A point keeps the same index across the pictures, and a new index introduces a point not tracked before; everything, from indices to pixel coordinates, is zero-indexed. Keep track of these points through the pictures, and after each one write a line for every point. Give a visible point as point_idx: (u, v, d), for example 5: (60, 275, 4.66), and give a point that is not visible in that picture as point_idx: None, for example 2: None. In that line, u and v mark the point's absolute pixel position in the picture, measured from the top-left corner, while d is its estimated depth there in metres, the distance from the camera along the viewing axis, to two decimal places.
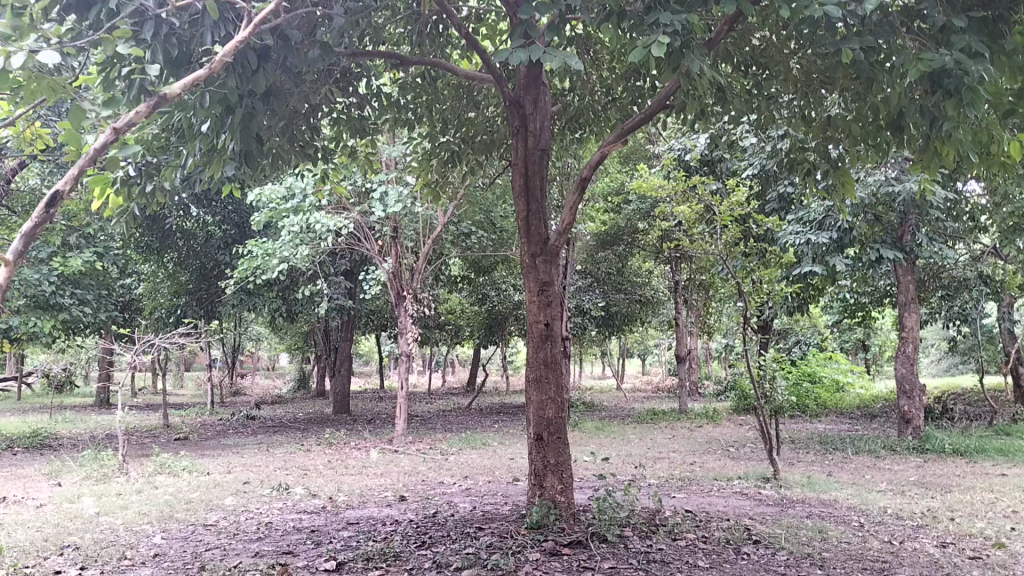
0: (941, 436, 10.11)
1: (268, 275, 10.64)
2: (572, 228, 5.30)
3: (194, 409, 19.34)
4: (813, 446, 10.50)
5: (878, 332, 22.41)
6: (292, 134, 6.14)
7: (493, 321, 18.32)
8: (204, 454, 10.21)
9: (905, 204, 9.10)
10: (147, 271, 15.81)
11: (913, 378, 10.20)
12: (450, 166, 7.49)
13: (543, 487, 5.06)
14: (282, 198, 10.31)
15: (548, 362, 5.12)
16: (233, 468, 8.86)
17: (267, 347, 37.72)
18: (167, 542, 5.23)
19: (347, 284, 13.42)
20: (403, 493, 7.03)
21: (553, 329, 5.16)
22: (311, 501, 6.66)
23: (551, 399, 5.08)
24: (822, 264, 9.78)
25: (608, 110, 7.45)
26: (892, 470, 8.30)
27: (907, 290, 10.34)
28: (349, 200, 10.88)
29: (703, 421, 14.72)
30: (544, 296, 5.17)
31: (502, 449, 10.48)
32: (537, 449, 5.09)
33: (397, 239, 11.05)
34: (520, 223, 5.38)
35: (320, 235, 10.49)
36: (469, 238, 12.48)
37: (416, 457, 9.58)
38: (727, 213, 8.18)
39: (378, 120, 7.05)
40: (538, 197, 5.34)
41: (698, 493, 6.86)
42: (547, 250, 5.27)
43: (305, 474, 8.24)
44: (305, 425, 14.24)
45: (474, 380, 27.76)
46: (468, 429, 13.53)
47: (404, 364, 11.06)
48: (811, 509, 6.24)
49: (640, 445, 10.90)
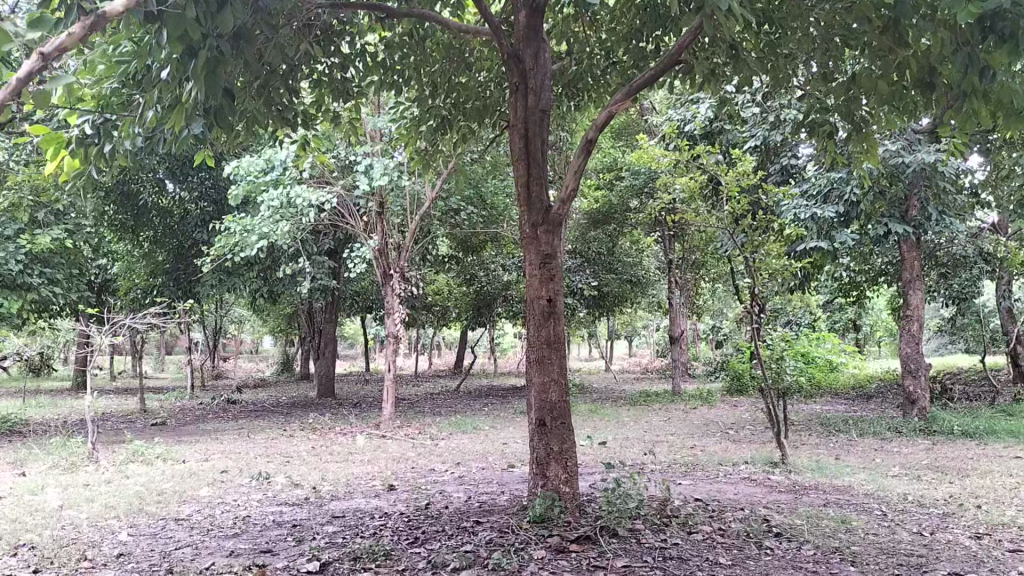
0: (948, 417, 9.79)
1: (247, 252, 10.12)
2: (576, 196, 4.85)
3: (173, 393, 18.81)
4: (816, 427, 10.16)
5: (869, 312, 22.22)
6: (269, 95, 5.64)
7: (482, 302, 17.89)
8: (181, 441, 9.76)
9: (914, 176, 8.68)
10: (123, 251, 15.25)
11: (919, 357, 9.87)
12: (439, 134, 7.07)
13: (546, 477, 4.65)
14: (261, 170, 9.78)
15: (551, 341, 4.70)
16: (210, 455, 8.41)
17: (250, 330, 37.15)
18: (133, 539, 4.78)
19: (331, 263, 12.91)
20: (393, 481, 6.60)
21: (556, 306, 4.73)
22: (293, 491, 6.23)
23: (553, 381, 4.67)
24: (827, 240, 9.38)
25: (609, 75, 6.96)
26: (903, 453, 7.96)
27: (912, 268, 9.98)
28: (331, 173, 10.38)
29: (698, 403, 14.39)
30: (545, 270, 4.75)
31: (494, 434, 10.07)
32: (539, 437, 4.68)
33: (383, 215, 10.52)
34: (520, 190, 4.92)
35: (301, 210, 9.97)
36: (458, 214, 12.02)
37: (405, 443, 9.15)
38: (735, 184, 7.69)
39: (362, 84, 6.57)
40: (540, 162, 4.89)
41: (704, 479, 6.48)
42: (549, 220, 4.82)
43: (287, 462, 7.81)
44: (288, 409, 13.79)
45: (460, 363, 27.43)
46: (458, 412, 13.13)
47: (391, 346, 10.60)
48: (827, 495, 5.87)
49: (637, 429, 10.55)
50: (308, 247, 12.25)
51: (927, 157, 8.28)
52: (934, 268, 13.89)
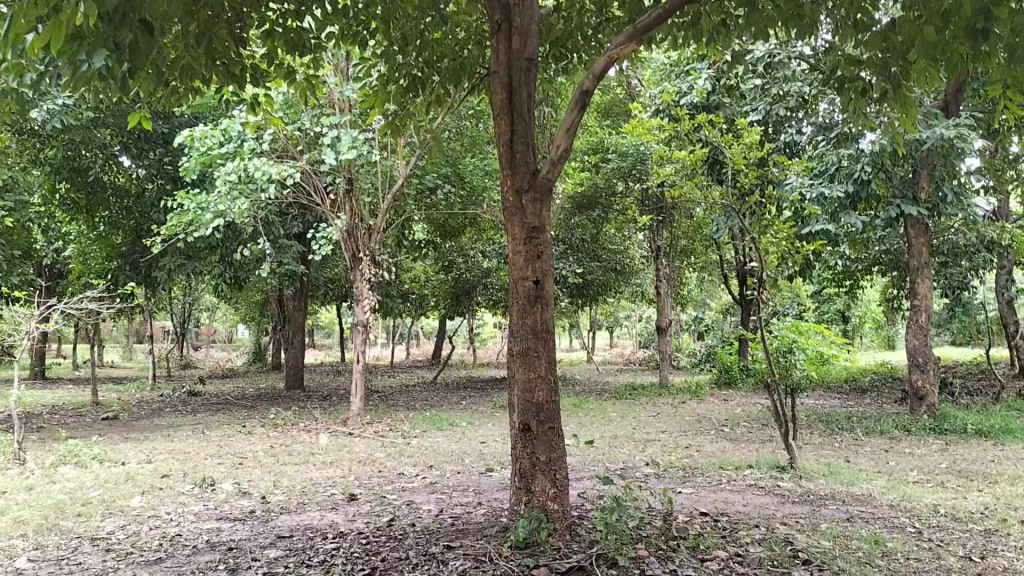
0: (959, 414, 9.11)
1: (202, 231, 9.25)
2: (569, 159, 4.08)
3: (134, 384, 17.84)
4: (816, 425, 9.47)
5: (859, 303, 21.67)
6: (210, 42, 4.82)
7: (460, 291, 17.10)
8: (126, 438, 8.91)
9: (930, 154, 7.99)
10: (79, 232, 14.33)
11: (927, 349, 9.19)
12: (410, 95, 6.15)
13: (530, 492, 3.92)
14: (217, 141, 8.90)
15: (538, 330, 3.96)
16: (154, 456, 7.57)
17: (223, 317, 36.12)
18: (33, 567, 3.97)
19: (298, 247, 12.05)
20: (354, 489, 5.81)
21: (544, 288, 3.98)
22: (239, 501, 5.42)
23: (540, 378, 3.93)
24: (834, 221, 8.64)
25: (604, 31, 6.09)
26: (917, 456, 7.27)
27: (920, 256, 9.29)
28: (295, 146, 9.54)
29: (686, 396, 13.68)
30: (532, 245, 3.99)
31: (472, 430, 9.30)
32: (523, 444, 3.93)
33: (352, 192, 9.66)
34: (501, 151, 4.14)
35: (261, 185, 9.10)
36: (434, 193, 11.16)
37: (372, 442, 8.35)
38: (740, 156, 6.88)
39: (321, 35, 5.72)
40: (525, 118, 4.11)
41: (707, 488, 5.75)
42: (536, 187, 4.05)
43: (240, 465, 7.00)
44: (252, 403, 12.94)
45: (439, 353, 26.74)
46: (432, 406, 12.32)
47: (359, 335, 9.74)
48: (849, 508, 5.16)
49: (625, 426, 9.82)
50: (272, 229, 11.38)
51: (946, 133, 7.57)
52: (936, 258, 13.32)
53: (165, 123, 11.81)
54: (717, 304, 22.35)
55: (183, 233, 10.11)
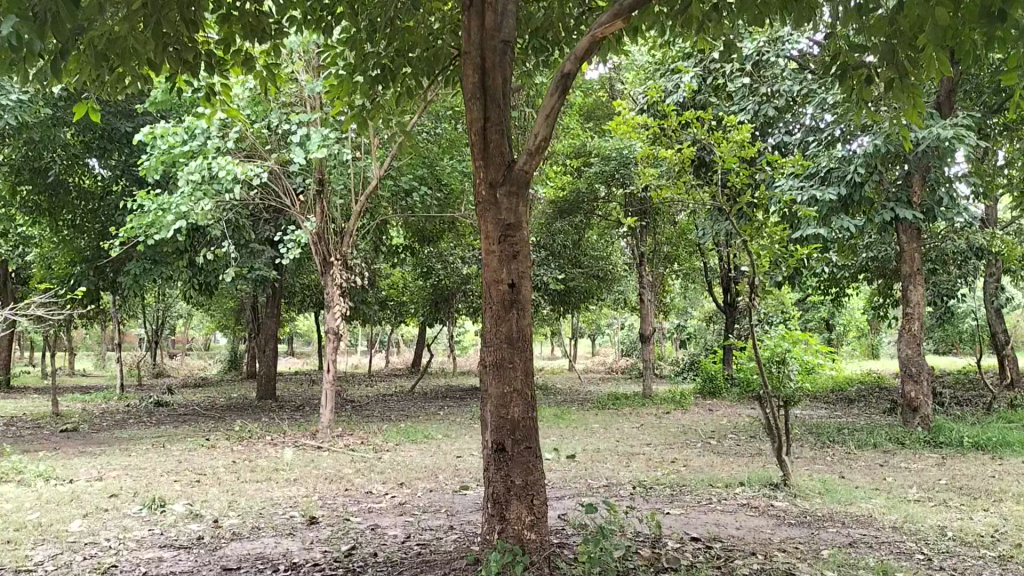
0: (955, 426, 8.79)
1: (162, 234, 8.77)
2: (549, 150, 3.68)
3: (100, 393, 17.22)
4: (807, 437, 9.11)
5: (843, 311, 21.46)
6: (156, 22, 4.35)
7: (439, 298, 16.66)
8: (80, 452, 8.40)
9: (924, 155, 7.68)
10: (42, 236, 13.77)
11: (920, 358, 8.87)
12: (380, 88, 5.64)
13: (505, 521, 3.52)
14: (180, 138, 8.45)
15: (513, 338, 3.56)
16: (107, 473, 7.07)
17: (199, 324, 35.47)
18: None
19: (270, 252, 11.59)
20: (316, 511, 5.36)
21: (520, 292, 3.59)
22: (189, 525, 4.95)
23: (517, 392, 3.53)
24: (826, 225, 8.29)
25: (587, 19, 5.64)
26: (914, 472, 6.92)
27: (911, 262, 8.99)
28: (264, 145, 9.14)
29: (670, 407, 13.31)
30: (506, 244, 3.60)
31: (448, 443, 8.86)
32: (496, 466, 3.53)
33: (323, 194, 9.26)
34: (474, 141, 3.75)
35: (226, 185, 8.64)
36: (410, 196, 10.75)
37: (342, 457, 7.89)
38: (730, 154, 6.32)
39: (283, 19, 5.27)
40: (500, 103, 3.71)
41: (696, 507, 5.37)
42: (512, 179, 3.65)
43: (197, 482, 6.53)
44: (221, 414, 12.43)
45: (418, 362, 26.30)
46: (408, 418, 11.86)
47: (331, 343, 9.27)
48: (849, 530, 4.80)
49: (609, 438, 9.42)
50: (241, 233, 10.95)
51: (942, 133, 7.26)
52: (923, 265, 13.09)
53: (130, 121, 11.26)
54: (701, 312, 22.04)
55: (145, 236, 9.65)
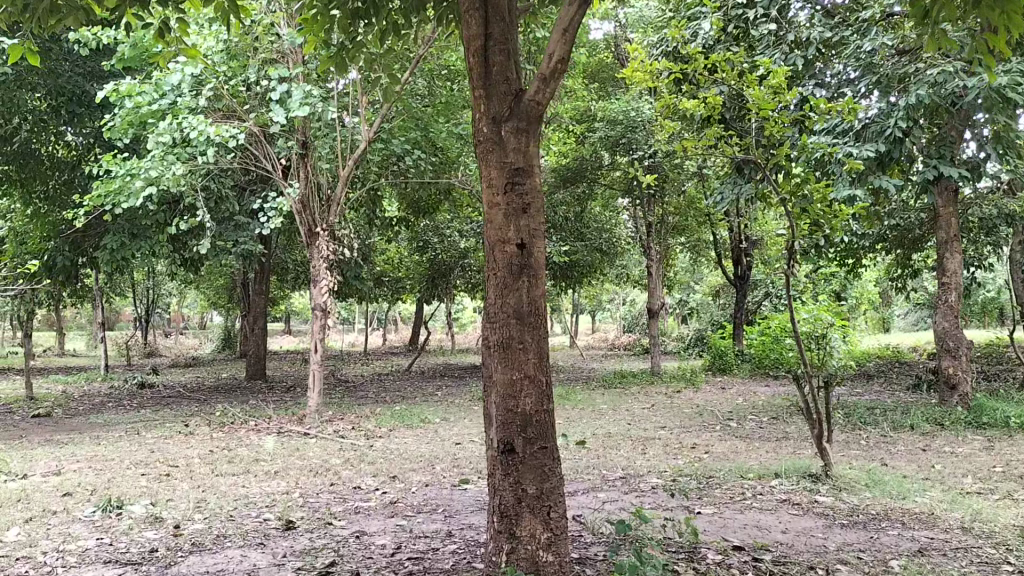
0: (997, 405, 8.09)
1: (131, 202, 8.01)
2: (566, 77, 2.93)
3: (83, 375, 16.45)
4: (835, 418, 8.42)
5: (856, 283, 20.75)
6: None
7: (436, 274, 15.90)
8: (46, 442, 7.67)
9: (972, 105, 6.96)
10: (15, 210, 12.94)
11: (957, 332, 8.20)
12: (365, 23, 4.81)
13: (515, 540, 2.82)
14: (148, 96, 7.66)
15: (523, 313, 2.84)
16: (68, 466, 6.35)
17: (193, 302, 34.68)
18: None
19: (256, 223, 10.84)
20: (294, 513, 4.66)
21: (531, 256, 2.87)
22: (144, 533, 4.25)
23: (529, 379, 2.82)
24: (861, 186, 7.59)
25: None
26: (963, 458, 6.23)
27: (949, 227, 8.28)
28: (242, 106, 8.36)
29: (681, 385, 12.61)
30: (514, 194, 2.87)
31: (445, 429, 8.15)
32: (503, 472, 2.84)
33: (307, 158, 8.52)
34: (472, 65, 2.99)
35: (198, 148, 7.87)
36: (402, 160, 9.95)
37: (330, 446, 7.18)
38: (765, 101, 5.43)
39: None
40: (505, 17, 2.96)
41: (731, 505, 4.68)
42: (521, 112, 2.91)
43: (166, 477, 5.82)
44: (204, 396, 11.70)
45: (416, 340, 25.58)
46: (404, 399, 11.16)
47: (318, 321, 8.55)
48: (913, 534, 4.10)
49: (620, 421, 8.72)
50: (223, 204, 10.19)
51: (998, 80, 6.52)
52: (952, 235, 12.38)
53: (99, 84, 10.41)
54: (706, 287, 21.29)
55: (115, 206, 8.90)
